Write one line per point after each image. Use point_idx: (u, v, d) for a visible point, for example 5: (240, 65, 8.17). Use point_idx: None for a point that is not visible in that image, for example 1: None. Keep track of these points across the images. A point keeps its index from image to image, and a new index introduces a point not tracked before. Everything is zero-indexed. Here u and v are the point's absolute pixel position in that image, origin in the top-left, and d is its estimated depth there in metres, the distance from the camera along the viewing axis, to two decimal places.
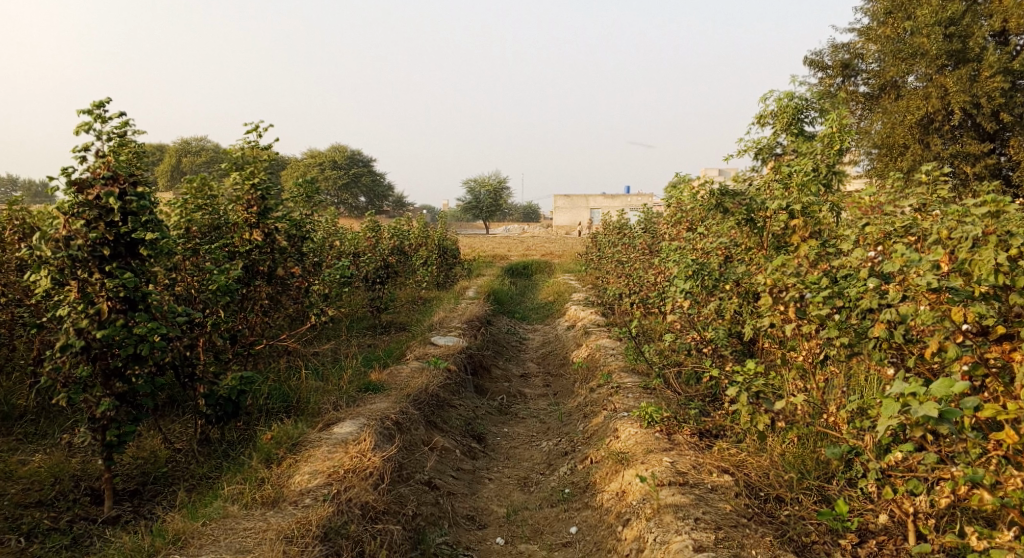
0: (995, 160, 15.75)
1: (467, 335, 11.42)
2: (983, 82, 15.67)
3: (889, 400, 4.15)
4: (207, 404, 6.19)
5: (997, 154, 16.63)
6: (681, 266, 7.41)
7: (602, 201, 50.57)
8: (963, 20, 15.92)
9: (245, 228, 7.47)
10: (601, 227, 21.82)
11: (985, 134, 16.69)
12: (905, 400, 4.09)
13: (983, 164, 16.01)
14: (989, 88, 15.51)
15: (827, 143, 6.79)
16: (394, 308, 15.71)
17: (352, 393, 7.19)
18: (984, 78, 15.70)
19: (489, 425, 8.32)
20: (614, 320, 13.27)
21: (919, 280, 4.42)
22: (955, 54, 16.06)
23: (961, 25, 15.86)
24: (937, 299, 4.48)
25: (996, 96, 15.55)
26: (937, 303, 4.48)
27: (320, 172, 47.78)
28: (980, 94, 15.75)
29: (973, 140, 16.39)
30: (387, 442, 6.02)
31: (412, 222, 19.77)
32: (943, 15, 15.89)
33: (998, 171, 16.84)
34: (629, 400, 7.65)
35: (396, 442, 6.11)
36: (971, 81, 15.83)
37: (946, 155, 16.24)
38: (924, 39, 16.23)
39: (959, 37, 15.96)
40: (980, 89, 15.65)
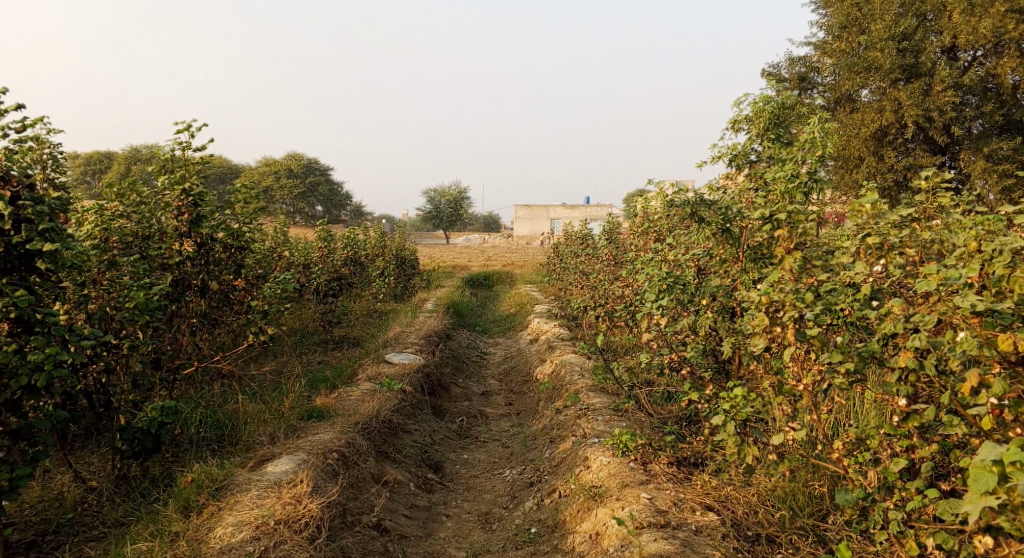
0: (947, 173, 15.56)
1: (424, 351, 10.77)
2: (935, 96, 15.48)
3: (980, 471, 3.62)
4: (123, 439, 5.44)
5: (950, 168, 16.48)
6: (653, 279, 6.90)
7: (562, 212, 50.20)
8: (916, 35, 15.77)
9: (174, 239, 6.83)
10: (563, 237, 21.36)
11: (937, 148, 16.56)
12: (1003, 471, 3.57)
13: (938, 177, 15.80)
14: (940, 102, 15.30)
15: (808, 149, 6.38)
16: (348, 322, 15.01)
17: (293, 422, 6.49)
18: (936, 92, 15.51)
19: (447, 451, 7.68)
20: (577, 335, 12.71)
21: (961, 302, 3.86)
22: (908, 68, 15.90)
23: (914, 40, 15.74)
24: (970, 323, 3.90)
25: (948, 111, 15.34)
26: (971, 328, 3.91)
27: (276, 182, 46.77)
28: (931, 108, 15.51)
29: (926, 153, 16.22)
30: (328, 483, 5.35)
31: (368, 232, 19.11)
32: (897, 29, 15.78)
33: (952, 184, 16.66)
34: (598, 423, 7.05)
35: (339, 481, 5.44)
36: (924, 95, 15.64)
37: (898, 168, 16.00)
38: (878, 53, 16.06)
39: (911, 52, 15.82)
40: (931, 104, 15.45)
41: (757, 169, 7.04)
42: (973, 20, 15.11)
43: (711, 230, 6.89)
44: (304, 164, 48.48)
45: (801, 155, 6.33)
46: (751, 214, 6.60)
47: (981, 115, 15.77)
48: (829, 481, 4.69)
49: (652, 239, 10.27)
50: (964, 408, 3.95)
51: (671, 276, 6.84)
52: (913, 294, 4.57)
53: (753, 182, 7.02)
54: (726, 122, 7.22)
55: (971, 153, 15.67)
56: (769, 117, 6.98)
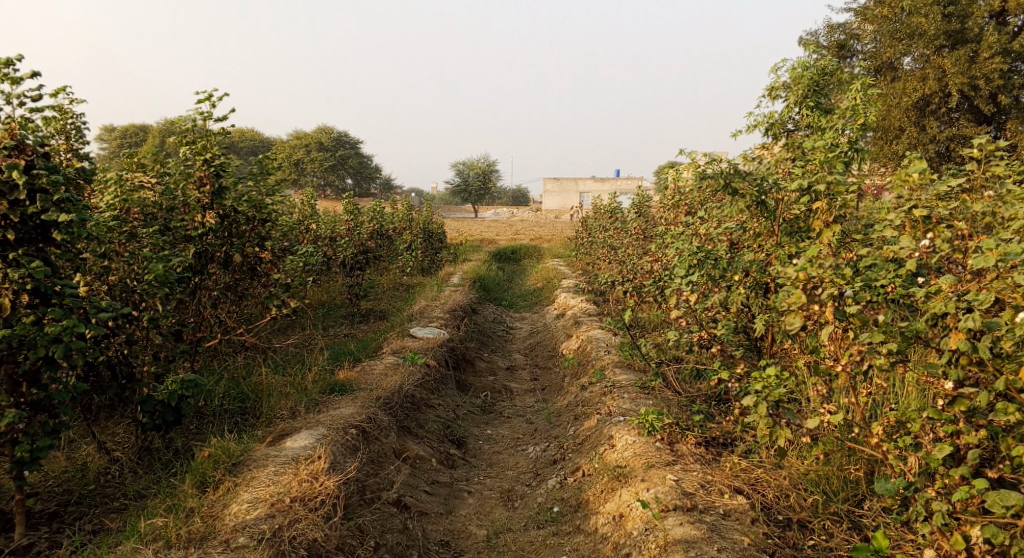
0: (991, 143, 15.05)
1: (449, 325, 10.66)
2: (981, 63, 14.93)
3: None
4: (143, 411, 5.38)
5: (995, 138, 15.93)
6: (684, 254, 6.70)
7: (592, 185, 49.75)
8: (962, 0, 15.25)
9: (196, 210, 6.81)
10: (592, 210, 21.08)
11: (982, 117, 16.00)
12: None
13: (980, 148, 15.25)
14: (987, 70, 14.78)
15: (849, 118, 6.17)
16: (375, 296, 14.95)
17: (314, 396, 6.42)
18: (983, 59, 14.97)
19: (471, 427, 7.58)
20: (604, 310, 12.52)
21: None
22: (955, 34, 15.37)
23: (961, 5, 15.27)
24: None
25: (995, 78, 14.84)
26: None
27: (306, 154, 46.84)
28: (978, 75, 14.99)
29: (971, 123, 15.68)
30: (346, 459, 5.27)
31: (396, 205, 19.01)
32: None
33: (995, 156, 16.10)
34: (624, 401, 6.89)
35: (358, 457, 5.36)
36: (969, 62, 15.09)
37: (940, 139, 15.49)
38: (923, 18, 15.52)
39: (958, 17, 15.33)
40: (977, 71, 14.92)
41: (794, 139, 6.79)
42: None
43: (745, 203, 6.66)
44: (333, 136, 48.44)
45: (843, 124, 6.11)
46: (788, 186, 6.36)
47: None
48: (866, 465, 4.50)
49: (683, 213, 10.04)
50: (1015, 394, 3.72)
51: (703, 250, 6.63)
52: (960, 270, 4.33)
53: (790, 152, 6.78)
54: (763, 90, 6.97)
55: (1018, 123, 15.12)
56: (809, 85, 6.71)
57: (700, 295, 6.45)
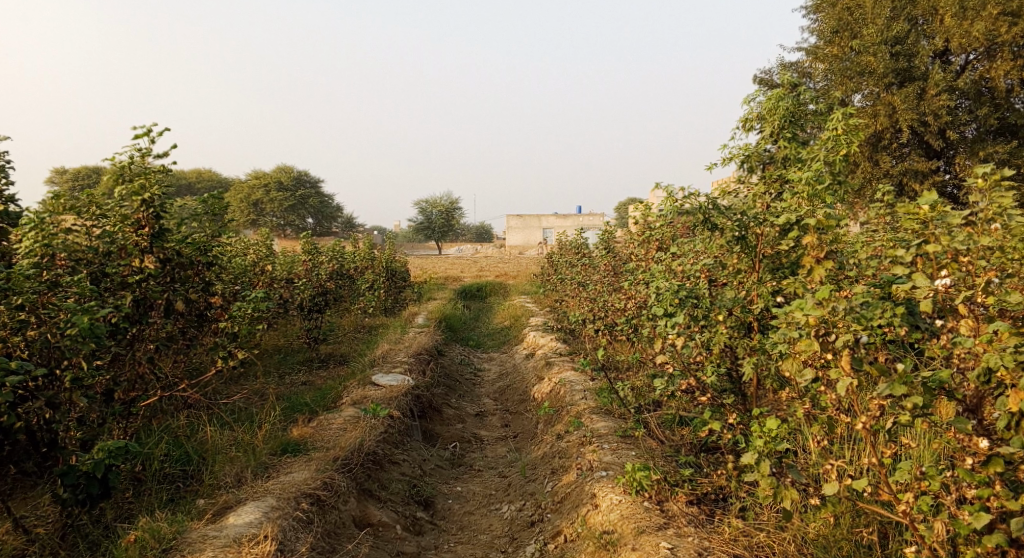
0: (942, 178, 14.97)
1: (414, 370, 10.10)
2: (930, 100, 14.91)
3: None
4: (64, 486, 4.73)
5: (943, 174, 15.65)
6: (663, 292, 6.28)
7: (554, 221, 49.62)
8: (908, 39, 15.34)
9: (134, 254, 6.34)
10: (556, 246, 20.76)
11: (932, 152, 15.91)
12: None
13: (934, 183, 15.23)
14: (934, 107, 14.73)
15: (830, 147, 5.82)
16: (335, 340, 14.34)
17: (265, 459, 5.82)
18: (931, 96, 14.95)
19: (439, 484, 7.02)
20: (575, 350, 12.04)
21: None
22: (901, 72, 15.32)
23: (907, 44, 15.21)
24: None
25: (943, 115, 14.76)
26: None
27: (266, 194, 46.11)
28: (926, 112, 14.94)
29: (922, 158, 15.64)
30: (295, 539, 4.72)
31: (357, 244, 18.45)
32: (889, 33, 15.26)
33: (947, 189, 16.09)
34: (605, 452, 6.38)
35: (309, 536, 4.80)
36: (918, 99, 15.08)
37: (892, 175, 15.42)
38: (871, 57, 15.52)
39: (905, 56, 15.22)
40: (926, 108, 14.88)
41: (773, 171, 6.43)
42: (965, 23, 14.73)
43: (725, 237, 6.27)
44: (293, 176, 47.76)
45: (824, 154, 5.75)
46: (773, 218, 5.99)
47: (975, 119, 15.23)
48: (879, 528, 4.11)
49: (654, 249, 9.62)
50: None
51: (686, 288, 6.22)
52: (980, 311, 3.95)
53: (768, 185, 6.41)
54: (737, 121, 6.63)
55: (967, 158, 15.13)
56: (785, 115, 6.35)
57: (685, 338, 6.01)
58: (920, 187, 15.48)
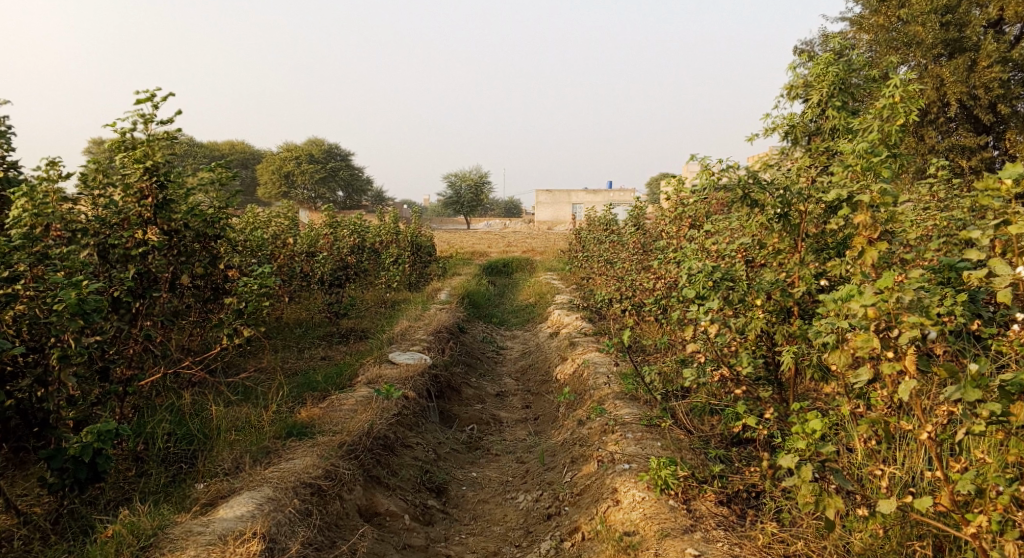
0: (990, 155, 14.24)
1: (433, 348, 9.77)
2: (980, 72, 14.17)
3: None
4: (50, 469, 4.48)
5: (991, 149, 15.04)
6: (697, 273, 5.84)
7: (584, 196, 48.98)
8: (959, 8, 14.56)
9: (136, 226, 6.15)
10: (585, 222, 20.29)
11: (981, 127, 15.15)
12: None
13: (982, 159, 14.51)
14: (985, 80, 13.98)
15: (886, 116, 5.32)
16: (357, 314, 14.07)
17: (267, 443, 5.53)
18: (981, 69, 14.21)
19: (454, 469, 6.72)
20: (601, 330, 11.64)
21: None
22: (951, 43, 14.60)
23: (958, 13, 14.47)
24: None
25: (994, 88, 14.02)
26: None
27: (296, 165, 45.98)
28: (976, 85, 14.21)
29: (969, 133, 14.91)
30: (286, 535, 4.56)
31: (382, 217, 18.13)
32: (939, 3, 14.47)
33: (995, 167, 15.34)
34: (629, 443, 5.97)
35: (301, 533, 4.63)
36: (968, 71, 14.34)
37: (937, 150, 14.70)
38: (919, 28, 14.76)
39: (956, 26, 14.53)
40: (977, 80, 14.14)
41: (819, 142, 6.07)
42: None
43: (765, 215, 5.81)
44: (324, 148, 47.54)
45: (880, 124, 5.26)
46: (820, 195, 5.54)
47: None
48: (934, 540, 3.78)
49: (687, 226, 9.18)
50: None
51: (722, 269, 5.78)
52: None
53: (814, 158, 6.02)
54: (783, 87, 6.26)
55: (1017, 133, 14.36)
56: (835, 81, 5.95)
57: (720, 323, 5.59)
58: (967, 164, 14.75)
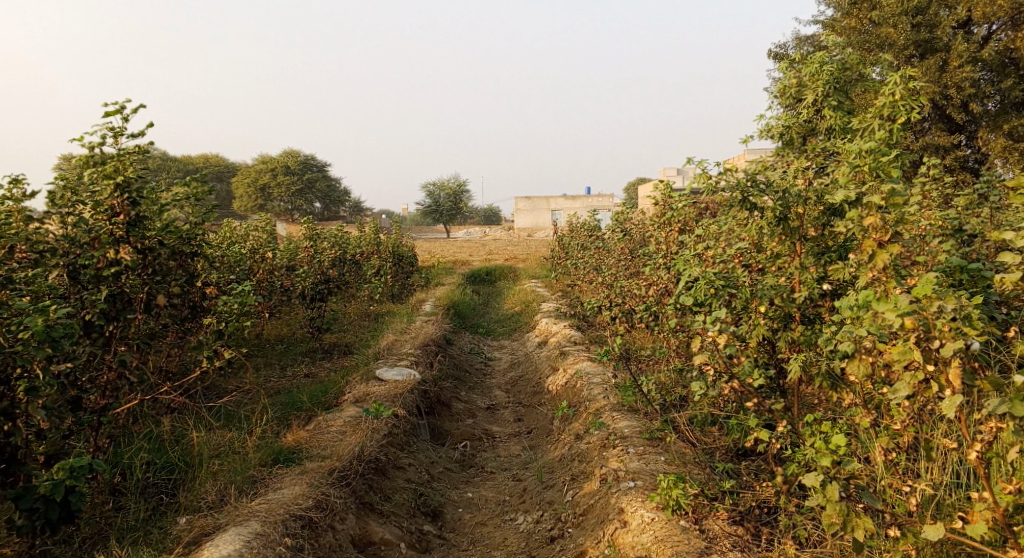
0: (964, 154, 14.19)
1: (421, 363, 9.49)
2: (952, 72, 14.18)
3: None
4: (18, 510, 4.17)
5: (964, 149, 14.98)
6: (698, 282, 5.63)
7: (563, 203, 48.87)
8: (930, 9, 14.58)
9: (107, 245, 5.86)
10: (567, 229, 20.12)
11: (954, 126, 15.13)
12: None
13: (953, 157, 14.21)
14: (957, 78, 13.98)
15: (886, 114, 5.20)
16: (340, 328, 13.76)
17: (255, 473, 5.25)
18: (953, 68, 14.22)
19: (449, 489, 6.48)
20: (590, 339, 11.42)
21: None
22: (923, 44, 14.62)
23: (928, 14, 14.51)
24: None
25: (966, 87, 14.02)
26: None
27: (273, 178, 45.54)
28: (948, 84, 14.22)
29: (943, 132, 14.91)
30: None
31: (363, 228, 17.84)
32: (910, 4, 14.48)
33: (967, 167, 15.27)
34: (631, 459, 5.80)
35: None
36: (940, 71, 14.35)
37: (914, 150, 14.65)
38: (890, 29, 14.75)
39: (926, 27, 14.56)
40: (949, 80, 14.14)
41: (816, 143, 5.95)
42: None
43: (765, 219, 5.63)
44: (300, 159, 47.06)
45: (881, 123, 5.14)
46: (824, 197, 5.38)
47: (998, 92, 14.40)
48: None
49: (677, 231, 9.01)
50: None
51: (723, 276, 5.58)
52: None
53: (811, 158, 5.87)
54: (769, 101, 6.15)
55: (989, 132, 14.26)
56: (830, 80, 5.82)
57: (727, 333, 5.38)
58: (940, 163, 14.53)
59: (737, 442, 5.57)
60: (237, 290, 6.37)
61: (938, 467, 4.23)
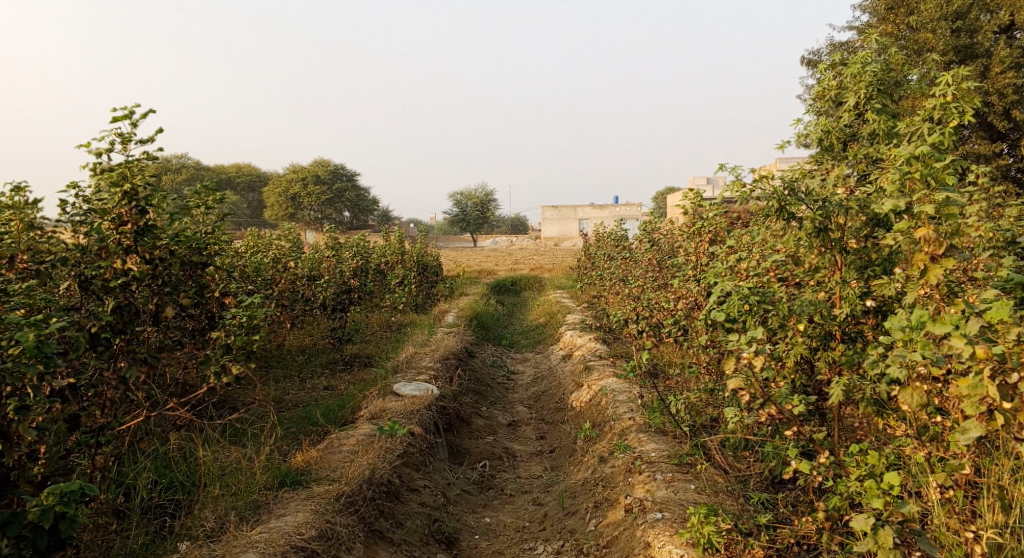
0: (1006, 163, 13.67)
1: (441, 377, 9.20)
2: (993, 78, 13.68)
3: None
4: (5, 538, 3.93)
5: (1005, 158, 14.41)
6: (731, 299, 5.31)
7: (591, 212, 48.49)
8: (969, 15, 14.08)
9: (116, 255, 5.67)
10: (593, 238, 19.78)
11: (995, 134, 14.59)
12: None
13: (994, 167, 13.83)
14: (998, 85, 13.48)
15: (936, 118, 4.91)
16: (361, 339, 13.54)
17: (258, 498, 5.07)
18: (994, 75, 13.71)
19: (465, 514, 6.20)
20: (617, 352, 11.06)
21: None
22: (962, 51, 14.13)
23: (968, 20, 14.01)
24: None
25: (1008, 94, 13.51)
26: None
27: (302, 187, 45.74)
28: (989, 91, 13.71)
29: (983, 140, 14.38)
30: None
31: (387, 237, 17.65)
32: (949, 10, 13.99)
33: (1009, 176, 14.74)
34: (658, 486, 5.48)
35: None
36: (980, 78, 13.85)
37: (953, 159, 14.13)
38: (927, 36, 14.28)
39: (965, 33, 14.09)
40: (990, 87, 13.64)
41: (858, 149, 5.60)
42: None
43: (803, 231, 5.28)
44: (329, 168, 47.24)
45: (930, 126, 4.86)
46: (870, 207, 5.05)
47: None
48: None
49: (707, 242, 8.66)
50: None
51: (758, 293, 5.25)
52: None
53: (854, 166, 5.57)
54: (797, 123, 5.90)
55: None
56: (872, 83, 5.48)
57: (764, 354, 4.97)
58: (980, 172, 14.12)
59: (774, 470, 5.22)
60: (249, 301, 6.16)
61: (998, 504, 3.88)
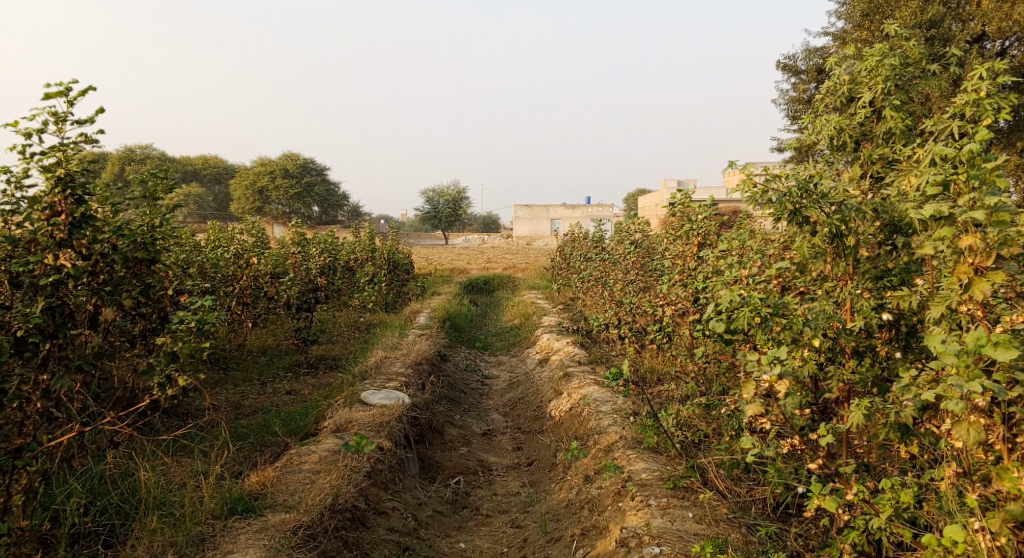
0: None
1: (412, 385, 8.62)
2: None
3: None
4: None
5: None
6: (736, 309, 4.81)
7: (563, 212, 48.08)
8: (944, 22, 13.84)
9: (47, 249, 5.04)
10: (569, 239, 19.31)
11: None
12: None
13: None
14: None
15: (968, 114, 4.58)
16: (328, 340, 12.91)
17: (197, 534, 4.56)
18: None
19: (438, 539, 5.67)
20: (596, 359, 10.56)
21: None
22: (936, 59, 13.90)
23: (943, 27, 13.77)
24: None
25: None
26: None
27: (272, 182, 44.81)
28: None
29: None
30: None
31: (357, 233, 17.01)
32: (924, 16, 13.73)
33: None
34: (651, 512, 5.03)
35: None
36: None
37: None
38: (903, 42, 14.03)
39: (940, 41, 13.85)
40: None
41: (872, 149, 5.15)
42: (1006, 5, 13.13)
43: (815, 236, 4.82)
44: (299, 163, 46.34)
45: (962, 122, 4.53)
46: (896, 210, 4.70)
47: None
48: None
49: (695, 247, 8.20)
50: None
51: (768, 303, 4.75)
52: None
53: (868, 168, 5.16)
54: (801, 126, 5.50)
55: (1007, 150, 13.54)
56: (890, 76, 5.03)
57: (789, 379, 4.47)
58: None
59: (778, 497, 4.76)
60: (197, 304, 5.53)
61: None
